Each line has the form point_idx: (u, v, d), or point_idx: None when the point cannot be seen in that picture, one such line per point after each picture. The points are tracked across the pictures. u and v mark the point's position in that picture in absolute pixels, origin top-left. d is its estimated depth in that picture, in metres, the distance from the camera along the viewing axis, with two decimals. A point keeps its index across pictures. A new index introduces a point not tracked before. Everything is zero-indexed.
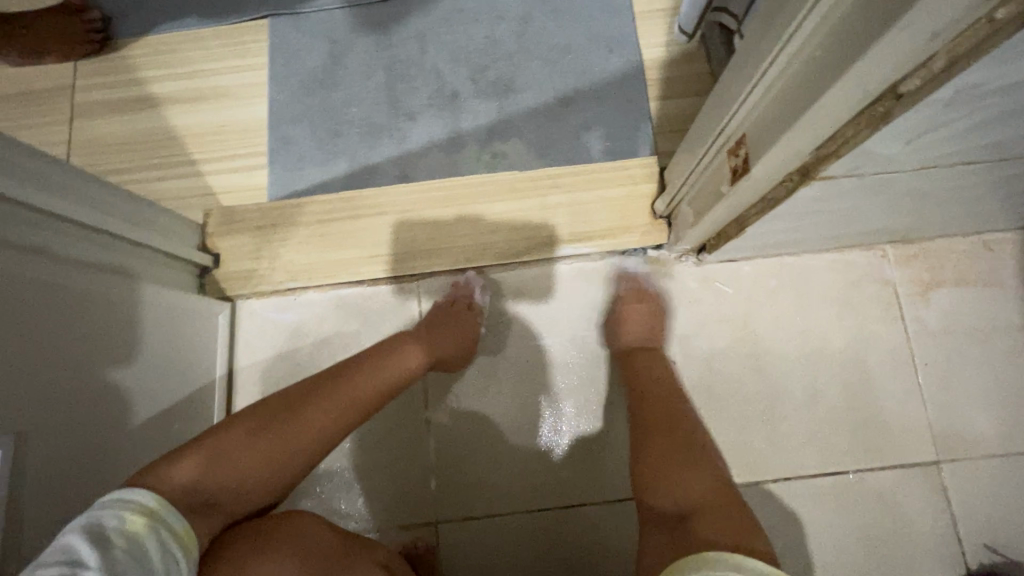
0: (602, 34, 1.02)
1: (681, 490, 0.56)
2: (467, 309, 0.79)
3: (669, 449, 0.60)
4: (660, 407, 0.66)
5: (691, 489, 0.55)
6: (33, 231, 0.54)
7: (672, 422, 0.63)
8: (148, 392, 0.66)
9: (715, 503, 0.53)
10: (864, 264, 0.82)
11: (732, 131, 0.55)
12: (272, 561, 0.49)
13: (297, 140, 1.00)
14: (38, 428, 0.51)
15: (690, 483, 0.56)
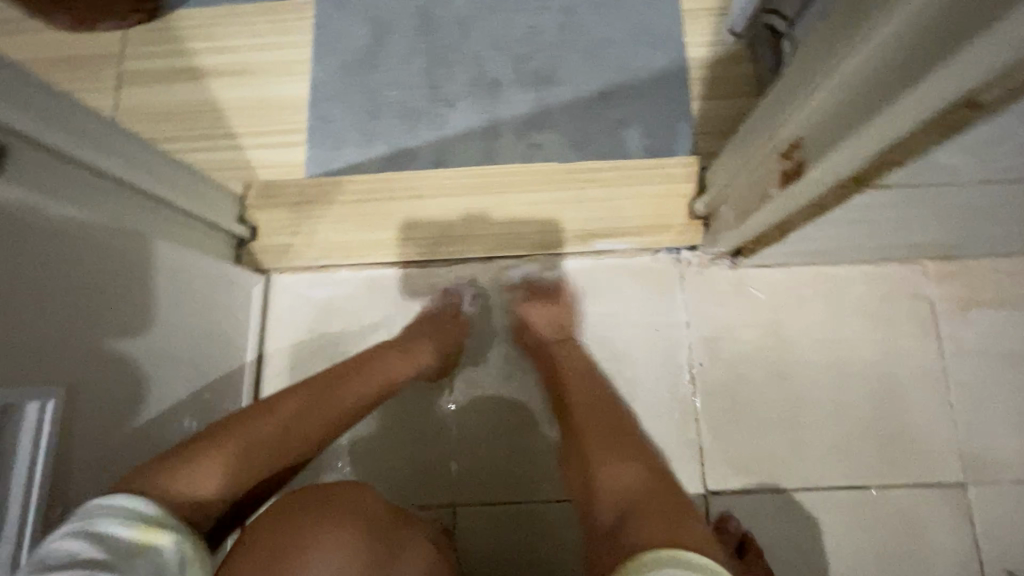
0: (647, 29, 1.01)
1: (612, 487, 0.58)
2: (455, 320, 0.81)
3: (616, 449, 0.62)
4: (591, 406, 0.69)
5: (626, 486, 0.57)
6: (94, 193, 0.56)
7: (612, 426, 0.66)
8: (184, 356, 0.68)
9: (648, 498, 0.55)
10: (902, 278, 0.81)
11: (787, 134, 0.55)
12: (327, 536, 0.49)
13: (335, 119, 1.01)
14: (86, 383, 0.52)
15: (621, 479, 0.58)
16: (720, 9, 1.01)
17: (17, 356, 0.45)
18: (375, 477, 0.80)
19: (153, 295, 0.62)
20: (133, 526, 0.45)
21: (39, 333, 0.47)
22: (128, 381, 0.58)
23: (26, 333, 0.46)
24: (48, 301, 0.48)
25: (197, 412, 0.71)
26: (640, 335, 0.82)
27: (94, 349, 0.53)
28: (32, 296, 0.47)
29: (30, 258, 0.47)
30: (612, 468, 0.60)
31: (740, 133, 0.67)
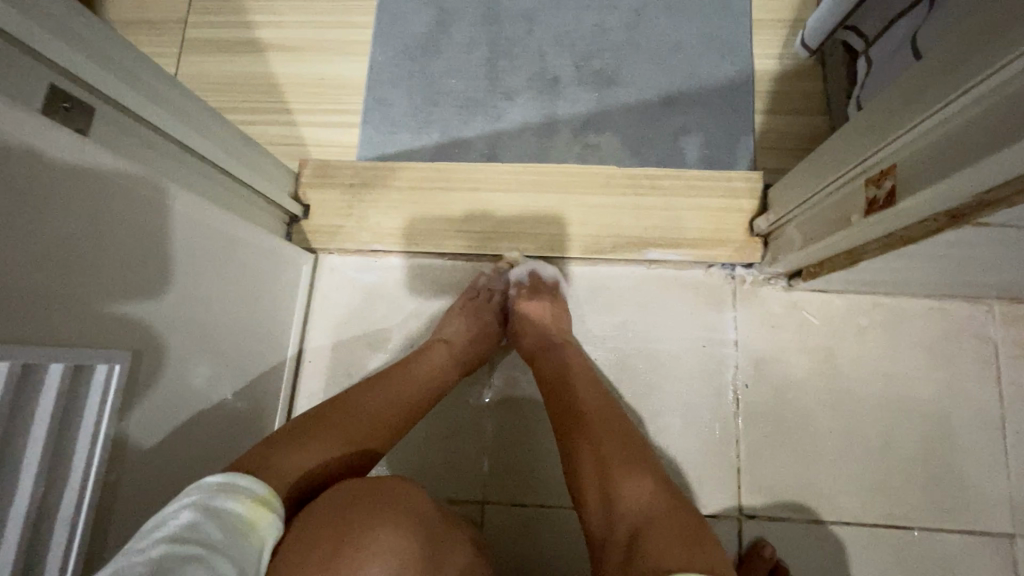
0: (716, 37, 0.99)
1: (625, 502, 0.53)
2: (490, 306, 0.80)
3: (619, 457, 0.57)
4: (597, 410, 0.63)
5: (636, 502, 0.52)
6: (163, 157, 0.57)
7: (618, 427, 0.61)
8: (236, 328, 0.68)
9: (662, 514, 0.50)
10: (965, 316, 0.78)
11: (880, 161, 0.53)
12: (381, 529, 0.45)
13: (392, 103, 1.00)
14: (149, 348, 0.53)
15: (633, 494, 0.53)
16: (794, 22, 0.98)
17: (93, 318, 0.46)
18: (408, 465, 0.80)
19: (217, 267, 0.63)
20: (241, 501, 0.46)
21: (116, 298, 0.48)
22: (187, 348, 0.59)
23: (103, 296, 0.47)
24: (126, 265, 0.49)
25: (242, 384, 0.71)
26: (685, 349, 0.81)
27: (161, 316, 0.54)
28: (114, 260, 0.48)
29: (116, 223, 0.48)
30: (619, 480, 0.54)
31: (820, 152, 0.66)
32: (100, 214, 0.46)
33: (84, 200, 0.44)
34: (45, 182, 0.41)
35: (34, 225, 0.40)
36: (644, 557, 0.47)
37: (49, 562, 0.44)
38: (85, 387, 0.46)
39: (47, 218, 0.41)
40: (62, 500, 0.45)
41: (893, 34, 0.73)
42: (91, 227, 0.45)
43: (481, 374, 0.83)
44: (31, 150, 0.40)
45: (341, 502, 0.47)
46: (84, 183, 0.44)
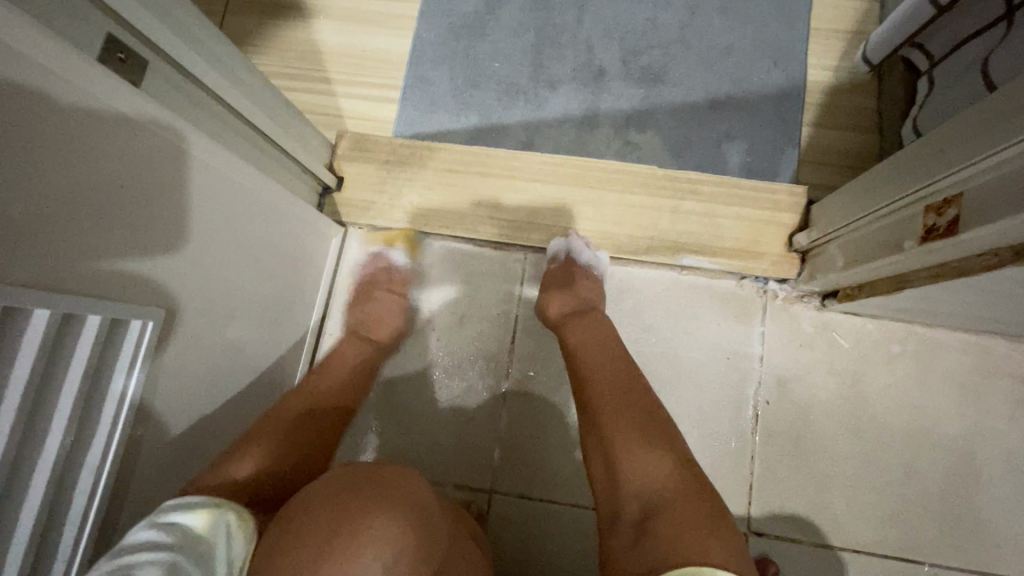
0: (771, 43, 0.96)
1: (637, 482, 0.51)
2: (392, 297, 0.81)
3: (633, 430, 0.55)
4: (612, 384, 0.61)
5: (651, 480, 0.51)
6: (208, 116, 0.56)
7: (631, 399, 0.59)
8: (262, 294, 0.68)
9: (677, 499, 0.49)
10: (1002, 355, 0.76)
11: (942, 188, 0.51)
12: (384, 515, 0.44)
13: (433, 82, 0.99)
14: (177, 307, 0.53)
15: (647, 475, 0.51)
16: (853, 34, 0.95)
17: (124, 271, 0.46)
18: (419, 448, 0.80)
19: (248, 232, 0.62)
20: (196, 512, 0.46)
21: (146, 253, 0.48)
22: (213, 310, 0.59)
23: (134, 250, 0.46)
24: (159, 221, 0.49)
25: (264, 350, 0.72)
26: (709, 359, 0.80)
27: (190, 275, 0.54)
28: (149, 215, 0.47)
29: (153, 178, 0.47)
30: (631, 461, 0.53)
31: (877, 172, 0.63)
32: (139, 167, 0.45)
33: (127, 153, 0.44)
34: (92, 131, 0.40)
35: (77, 172, 0.40)
36: (648, 543, 0.46)
37: (71, 511, 0.44)
38: (119, 340, 0.46)
39: (89, 167, 0.41)
40: (88, 452, 0.45)
41: (962, 56, 0.70)
42: (130, 180, 0.44)
43: (498, 363, 0.82)
44: (81, 96, 0.39)
45: (333, 490, 0.46)
46: (128, 134, 0.43)
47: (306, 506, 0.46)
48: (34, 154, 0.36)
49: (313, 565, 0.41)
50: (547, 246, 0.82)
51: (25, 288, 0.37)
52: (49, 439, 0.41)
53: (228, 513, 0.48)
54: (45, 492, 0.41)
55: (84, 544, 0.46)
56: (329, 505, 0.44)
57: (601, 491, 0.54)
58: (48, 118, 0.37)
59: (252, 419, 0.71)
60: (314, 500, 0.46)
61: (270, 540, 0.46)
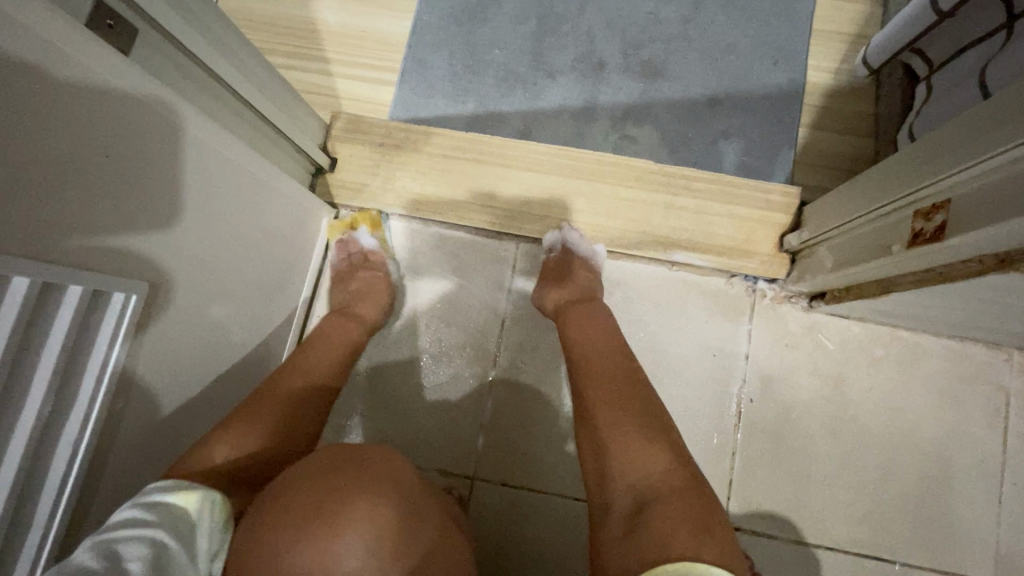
0: (772, 43, 0.96)
1: (631, 476, 0.51)
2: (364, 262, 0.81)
3: (628, 424, 0.55)
4: (609, 377, 0.61)
5: (647, 474, 0.51)
6: (199, 89, 0.55)
7: (628, 393, 0.59)
8: (250, 275, 0.68)
9: (671, 494, 0.49)
10: (982, 362, 0.77)
11: (931, 193, 0.52)
12: (370, 501, 0.44)
13: (431, 66, 0.98)
14: (162, 284, 0.52)
15: (641, 469, 0.51)
16: (855, 37, 0.95)
17: (103, 243, 0.45)
18: (403, 433, 0.80)
19: (237, 212, 0.62)
20: (180, 492, 0.46)
21: (130, 227, 0.47)
22: (200, 288, 0.58)
23: (116, 223, 0.45)
24: (144, 193, 0.48)
25: (251, 327, 0.71)
26: (695, 356, 0.80)
27: (176, 251, 0.53)
28: (132, 187, 0.46)
29: (137, 150, 0.46)
30: (625, 453, 0.53)
31: (870, 174, 0.63)
32: (124, 138, 0.44)
33: (112, 122, 0.43)
34: (73, 96, 0.39)
35: (59, 139, 0.39)
36: (639, 535, 0.47)
37: (47, 484, 0.44)
38: (101, 313, 0.45)
39: (71, 134, 0.40)
40: (67, 424, 0.45)
41: (961, 64, 0.70)
42: (113, 150, 0.43)
43: (486, 351, 0.82)
44: (64, 58, 0.38)
45: (324, 473, 0.46)
46: (112, 101, 0.42)
47: (301, 482, 0.46)
48: (14, 117, 0.35)
49: (295, 549, 0.42)
50: (542, 237, 0.82)
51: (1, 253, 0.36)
52: (27, 410, 0.40)
53: (216, 505, 0.47)
54: (23, 463, 0.41)
55: (60, 517, 0.45)
56: (322, 484, 0.45)
57: (593, 484, 0.54)
58: (31, 78, 0.36)
59: (236, 399, 0.71)
60: (309, 477, 0.46)
61: (258, 521, 0.46)
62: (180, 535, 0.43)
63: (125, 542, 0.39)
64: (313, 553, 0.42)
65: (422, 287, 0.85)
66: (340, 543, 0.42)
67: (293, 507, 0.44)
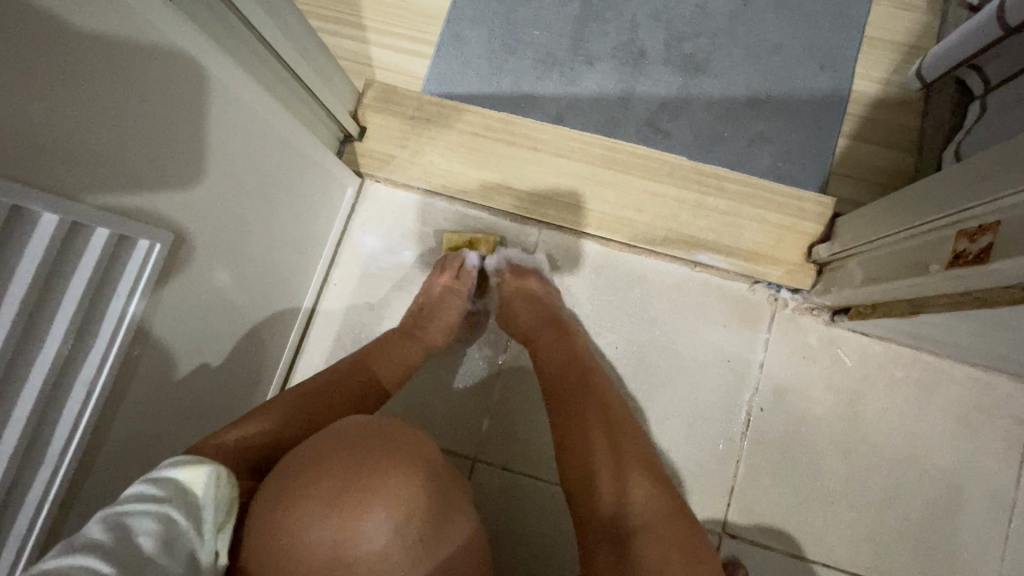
0: (821, 46, 0.93)
1: (636, 495, 0.53)
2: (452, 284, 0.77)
3: (635, 449, 0.57)
4: (615, 398, 0.63)
5: (650, 497, 0.53)
6: (237, 42, 0.55)
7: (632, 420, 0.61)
8: (269, 241, 0.67)
9: (670, 522, 0.51)
10: (1005, 394, 0.75)
11: (974, 215, 0.50)
12: (398, 479, 0.44)
13: (469, 42, 0.96)
14: (178, 242, 0.51)
15: (646, 493, 0.53)
16: (909, 48, 0.92)
17: (116, 199, 0.43)
18: (409, 409, 0.80)
19: (259, 176, 0.61)
20: (187, 467, 0.44)
21: (145, 183, 0.46)
22: (217, 250, 0.58)
23: (132, 178, 0.44)
24: (162, 150, 0.46)
25: (268, 288, 0.71)
26: (709, 359, 0.79)
27: (192, 211, 0.52)
28: (150, 142, 0.45)
29: (159, 105, 0.44)
30: (636, 474, 0.54)
31: (912, 189, 0.61)
32: (147, 90, 0.43)
33: (136, 74, 0.41)
34: (102, 37, 0.38)
35: (80, 82, 0.37)
36: (644, 553, 0.48)
37: (61, 424, 0.44)
38: (125, 257, 0.45)
39: (91, 82, 0.38)
40: (84, 364, 0.45)
41: None
42: (133, 103, 0.42)
43: (498, 336, 0.82)
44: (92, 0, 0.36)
45: (359, 442, 0.46)
46: (137, 52, 0.41)
47: (326, 456, 0.45)
48: (36, 57, 0.34)
49: (321, 514, 0.43)
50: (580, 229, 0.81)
51: (21, 185, 0.35)
52: (46, 347, 0.40)
53: (227, 479, 0.45)
54: (38, 401, 0.41)
55: (70, 457, 0.46)
56: (348, 459, 0.45)
57: (602, 494, 0.54)
58: (56, 18, 0.34)
59: (248, 357, 0.71)
60: (338, 454, 0.45)
61: (276, 475, 0.47)
62: (190, 513, 0.41)
63: (131, 523, 0.39)
64: (337, 523, 0.43)
65: None
66: (365, 518, 0.43)
67: (323, 470, 0.44)
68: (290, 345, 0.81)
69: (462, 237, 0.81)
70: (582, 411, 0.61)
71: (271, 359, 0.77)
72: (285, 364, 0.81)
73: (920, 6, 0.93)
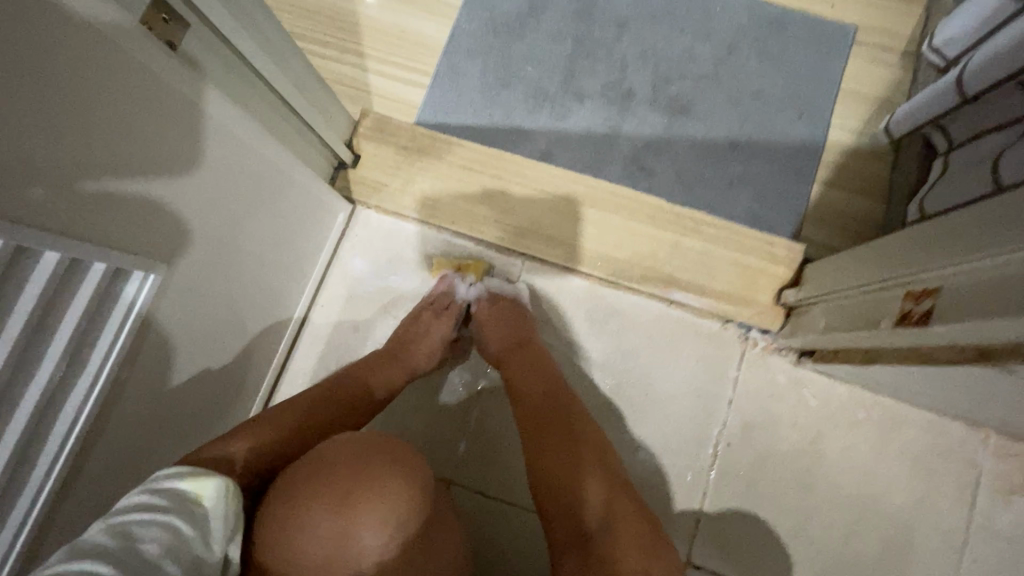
0: (799, 95, 0.97)
1: (603, 493, 0.57)
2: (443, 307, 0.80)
3: (598, 451, 0.61)
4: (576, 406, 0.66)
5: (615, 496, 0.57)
6: (243, 86, 0.58)
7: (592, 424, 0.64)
8: (258, 250, 0.68)
9: (632, 518, 0.55)
10: (959, 438, 0.79)
11: (921, 278, 0.53)
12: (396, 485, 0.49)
13: (464, 74, 1.00)
14: (162, 237, 0.51)
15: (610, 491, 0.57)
16: (882, 101, 0.96)
17: (103, 185, 0.43)
18: (389, 430, 0.82)
19: (252, 182, 0.62)
20: (192, 479, 0.45)
21: (136, 174, 0.46)
22: (202, 250, 0.58)
23: (123, 168, 0.44)
24: (157, 144, 0.47)
25: (256, 309, 0.73)
26: (680, 393, 0.82)
27: (185, 218, 0.54)
28: (145, 136, 0.45)
29: (157, 101, 0.45)
30: (599, 474, 0.58)
31: (873, 245, 0.65)
32: (147, 85, 0.44)
33: (138, 69, 0.42)
34: (114, 87, 0.41)
35: (87, 97, 0.39)
36: (621, 548, 0.52)
37: (49, 444, 0.46)
38: (120, 287, 0.48)
39: (90, 70, 0.39)
40: (75, 386, 0.47)
41: (981, 146, 0.72)
42: (131, 96, 0.43)
43: (479, 361, 0.85)
44: (100, 29, 0.38)
45: (359, 450, 0.50)
46: (138, 50, 0.42)
47: (330, 464, 0.49)
48: (37, 42, 0.35)
49: (325, 515, 0.46)
50: (562, 262, 0.84)
51: (19, 225, 0.37)
52: (39, 372, 0.42)
53: (233, 489, 0.47)
54: (29, 423, 0.43)
55: (55, 476, 0.47)
56: (350, 466, 0.48)
57: (586, 498, 0.57)
58: (66, 39, 0.36)
59: (233, 376, 0.73)
60: (343, 459, 0.49)
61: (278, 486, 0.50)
62: (194, 522, 0.43)
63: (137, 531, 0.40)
64: (339, 523, 0.46)
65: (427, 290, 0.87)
66: (364, 518, 0.47)
67: (327, 476, 0.48)
68: (275, 363, 0.83)
69: (452, 262, 0.84)
70: (554, 423, 0.63)
71: (256, 376, 0.79)
72: (269, 382, 0.83)
73: (894, 62, 0.98)
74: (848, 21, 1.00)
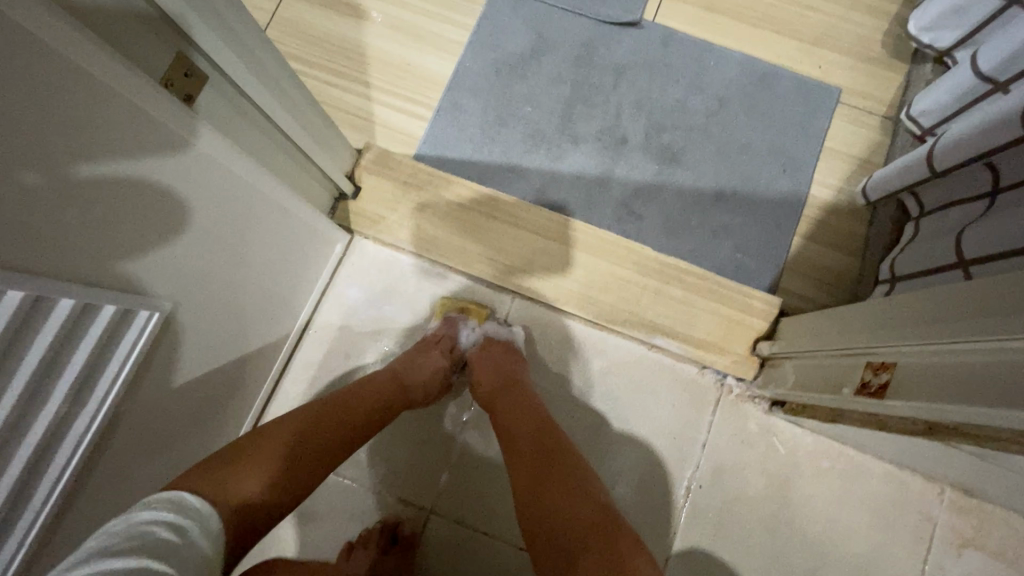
0: (785, 150, 1.02)
1: (589, 504, 0.57)
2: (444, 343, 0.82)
3: (578, 468, 0.62)
4: (553, 431, 0.68)
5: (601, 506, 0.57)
6: (249, 128, 0.62)
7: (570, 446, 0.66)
8: (246, 276, 0.68)
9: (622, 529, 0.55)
10: (917, 491, 0.83)
11: (880, 352, 0.58)
12: None
13: (465, 110, 1.03)
14: (147, 263, 0.50)
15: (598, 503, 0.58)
16: (861, 162, 1.01)
17: (120, 233, 0.46)
18: (373, 457, 0.85)
19: (244, 211, 0.62)
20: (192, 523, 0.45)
21: (136, 207, 0.46)
22: (188, 276, 0.57)
23: (133, 205, 0.46)
24: (152, 174, 0.46)
25: (252, 335, 0.76)
26: (657, 435, 0.85)
27: (189, 256, 0.56)
28: (140, 168, 0.45)
29: (162, 139, 0.46)
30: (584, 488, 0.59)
31: (842, 310, 0.69)
32: (156, 126, 0.45)
33: (147, 112, 0.43)
34: (144, 149, 0.44)
35: (118, 159, 0.42)
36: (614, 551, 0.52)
37: (47, 475, 0.48)
38: (126, 326, 0.50)
39: (128, 134, 0.42)
40: (77, 419, 0.49)
41: (947, 219, 0.76)
42: (140, 137, 0.44)
43: (464, 393, 0.87)
44: (138, 103, 0.42)
45: None
46: (160, 106, 0.45)
47: None
48: (88, 115, 0.38)
49: None
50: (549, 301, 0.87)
51: (33, 276, 0.39)
52: (46, 408, 0.45)
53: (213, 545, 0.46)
54: (31, 456, 0.45)
55: (51, 505, 0.49)
56: None
57: (575, 509, 0.57)
58: (111, 110, 0.40)
59: (225, 400, 0.75)
60: None
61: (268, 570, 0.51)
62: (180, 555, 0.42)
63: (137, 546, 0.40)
64: None
65: (418, 322, 0.90)
66: None
67: None
68: (266, 386, 0.85)
69: (454, 304, 0.88)
70: (535, 450, 0.65)
71: (246, 399, 0.81)
72: (259, 405, 0.85)
73: (873, 125, 1.03)
74: (833, 83, 1.05)
